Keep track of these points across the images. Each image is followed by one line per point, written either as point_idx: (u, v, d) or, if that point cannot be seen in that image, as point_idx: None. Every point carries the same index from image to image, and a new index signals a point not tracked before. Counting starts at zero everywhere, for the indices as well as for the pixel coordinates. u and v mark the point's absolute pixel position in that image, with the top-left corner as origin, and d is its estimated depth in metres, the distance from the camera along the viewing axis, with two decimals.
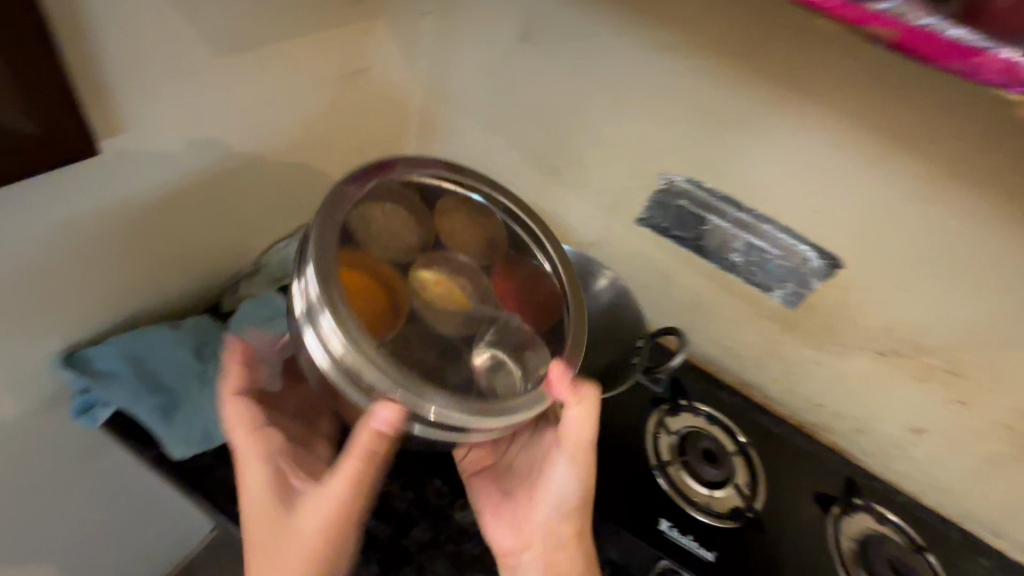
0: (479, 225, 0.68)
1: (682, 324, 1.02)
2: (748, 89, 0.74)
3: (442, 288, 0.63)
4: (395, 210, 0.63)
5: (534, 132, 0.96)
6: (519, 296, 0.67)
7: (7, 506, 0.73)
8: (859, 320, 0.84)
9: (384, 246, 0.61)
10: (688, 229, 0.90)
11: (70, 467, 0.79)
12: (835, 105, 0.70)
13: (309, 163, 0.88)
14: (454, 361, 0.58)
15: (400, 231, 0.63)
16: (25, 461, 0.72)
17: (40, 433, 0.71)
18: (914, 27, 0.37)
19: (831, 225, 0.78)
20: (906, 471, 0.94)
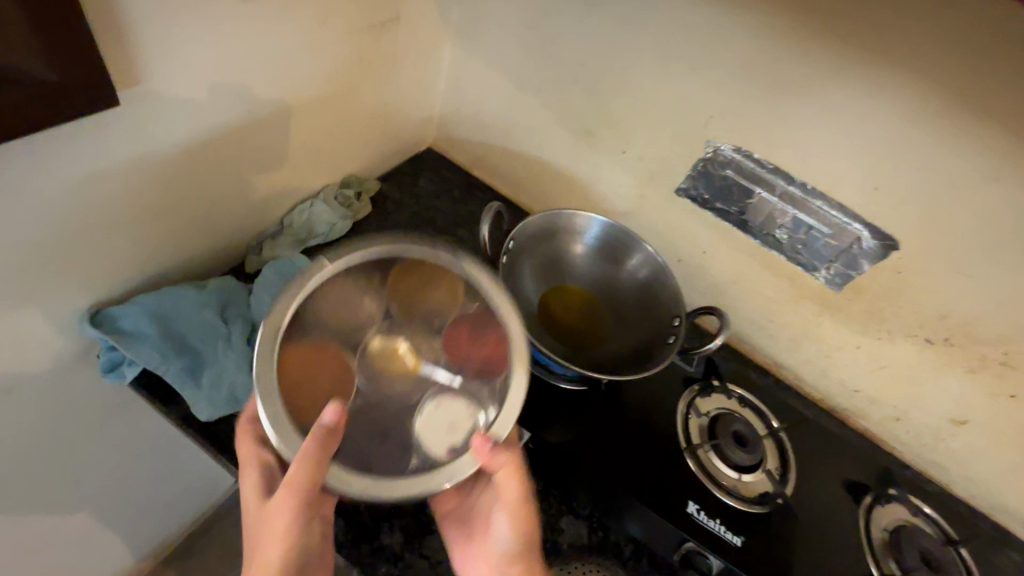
0: (436, 285, 0.58)
1: (715, 301, 0.98)
2: (813, 48, 0.68)
3: (396, 359, 0.56)
4: (343, 286, 0.56)
5: (570, 92, 0.91)
6: (475, 354, 0.57)
7: (42, 456, 0.75)
8: (909, 303, 0.79)
9: (334, 331, 0.55)
10: (731, 202, 0.85)
11: (101, 420, 0.80)
12: (911, 68, 0.63)
13: (335, 119, 0.85)
14: (389, 439, 0.53)
15: (349, 309, 0.56)
16: (58, 414, 0.73)
17: (71, 388, 0.72)
18: None
19: (891, 202, 0.73)
20: (941, 461, 0.90)
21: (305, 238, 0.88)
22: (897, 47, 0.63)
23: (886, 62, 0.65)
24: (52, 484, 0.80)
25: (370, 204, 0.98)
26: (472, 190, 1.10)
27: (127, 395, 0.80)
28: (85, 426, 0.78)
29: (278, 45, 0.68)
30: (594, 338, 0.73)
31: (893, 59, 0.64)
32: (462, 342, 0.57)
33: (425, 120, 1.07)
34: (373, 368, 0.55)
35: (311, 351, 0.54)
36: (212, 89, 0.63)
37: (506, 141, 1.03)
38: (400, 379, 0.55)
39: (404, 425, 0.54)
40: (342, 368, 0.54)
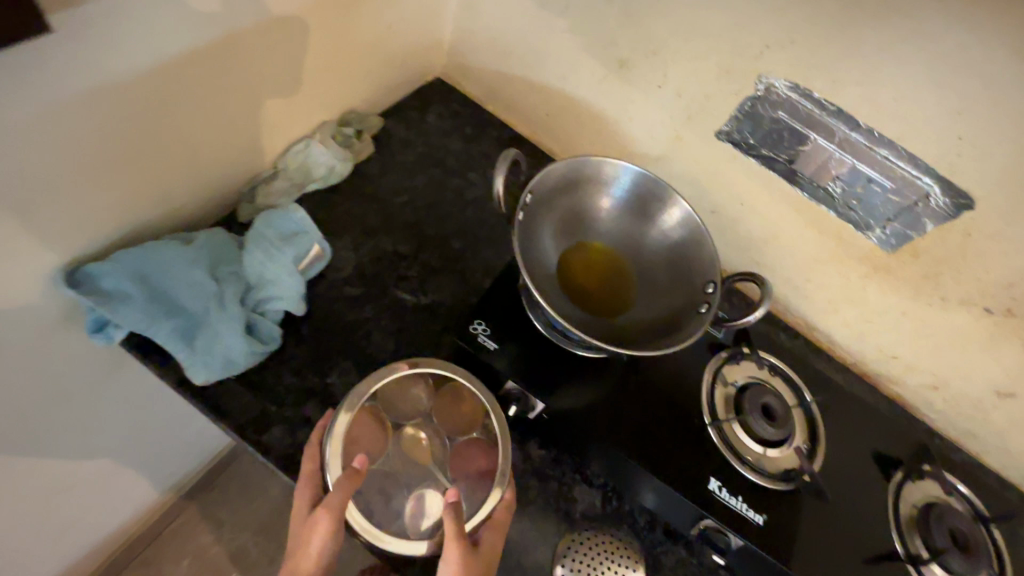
0: (472, 411, 0.67)
1: (749, 258, 0.89)
2: None
3: (416, 447, 0.65)
4: (400, 384, 0.67)
5: (603, 12, 0.78)
6: (473, 468, 0.64)
7: (36, 428, 0.71)
8: (973, 268, 0.71)
9: (393, 412, 0.66)
10: (781, 148, 0.74)
11: (92, 389, 0.76)
12: None
13: (332, 46, 0.75)
14: (389, 507, 0.61)
15: (400, 402, 0.66)
16: (48, 388, 0.69)
17: (57, 361, 0.67)
18: None
19: (972, 153, 0.63)
20: (975, 432, 0.86)
21: (301, 184, 0.81)
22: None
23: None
24: (60, 443, 0.78)
25: (372, 145, 0.89)
26: (484, 127, 0.99)
27: (114, 364, 0.76)
28: (84, 390, 0.74)
29: None
30: (617, 305, 0.66)
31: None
32: (466, 455, 0.65)
33: (432, 46, 0.95)
34: (398, 449, 0.64)
35: (370, 422, 0.64)
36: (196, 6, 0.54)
37: (523, 71, 0.91)
38: (413, 464, 0.63)
39: (403, 501, 0.61)
40: (380, 441, 0.63)
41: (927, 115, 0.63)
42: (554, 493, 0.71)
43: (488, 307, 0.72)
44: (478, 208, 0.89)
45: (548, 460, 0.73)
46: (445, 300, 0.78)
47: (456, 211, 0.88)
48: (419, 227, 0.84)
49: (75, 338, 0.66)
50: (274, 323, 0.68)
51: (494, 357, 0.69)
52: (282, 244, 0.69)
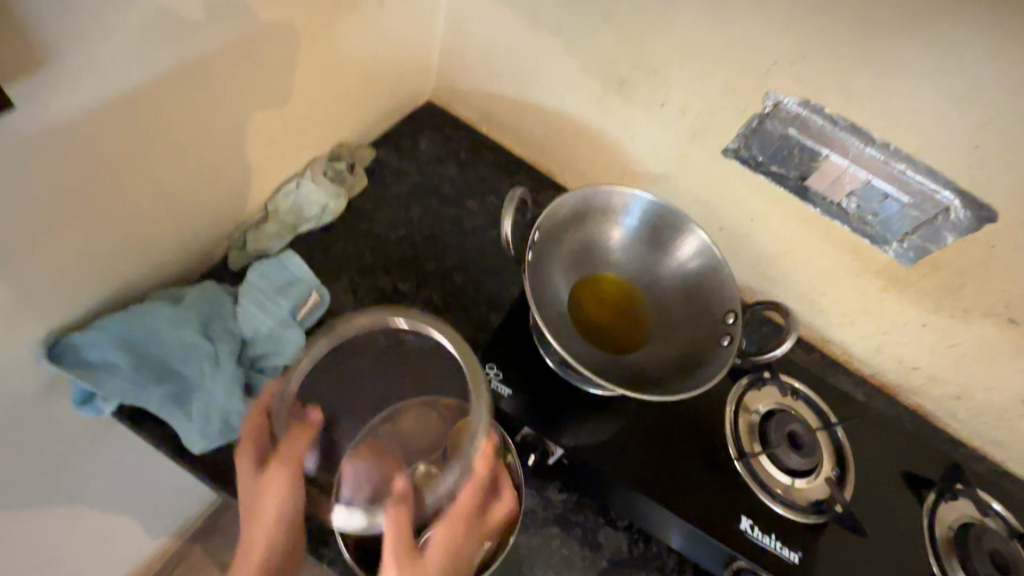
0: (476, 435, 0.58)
1: (761, 273, 0.87)
2: None
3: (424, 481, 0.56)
4: (417, 418, 0.63)
5: (598, 31, 0.75)
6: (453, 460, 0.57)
7: (26, 514, 0.67)
8: (997, 279, 0.68)
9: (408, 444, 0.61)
10: (791, 165, 0.72)
11: (83, 467, 0.71)
12: None
13: (314, 80, 0.71)
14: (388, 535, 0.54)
15: (417, 435, 0.62)
16: (36, 471, 0.64)
17: (45, 441, 0.62)
18: None
19: (991, 168, 0.61)
20: (1000, 440, 0.84)
21: (294, 225, 0.78)
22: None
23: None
24: (52, 526, 0.72)
25: (365, 178, 0.86)
26: (479, 150, 0.96)
27: (105, 439, 0.71)
28: (75, 466, 0.70)
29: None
30: (633, 337, 0.63)
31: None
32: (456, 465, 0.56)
33: (421, 70, 0.91)
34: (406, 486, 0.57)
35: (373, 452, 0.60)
36: (169, 53, 0.51)
37: (517, 91, 0.88)
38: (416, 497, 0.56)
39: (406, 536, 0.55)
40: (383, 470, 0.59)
41: (941, 130, 0.61)
42: (578, 540, 0.68)
43: (498, 348, 0.69)
44: (479, 238, 0.86)
45: (571, 504, 0.70)
46: None
47: (457, 242, 0.85)
48: (420, 262, 0.81)
49: (62, 409, 0.62)
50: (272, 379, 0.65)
51: (509, 404, 0.66)
52: (280, 294, 0.67)
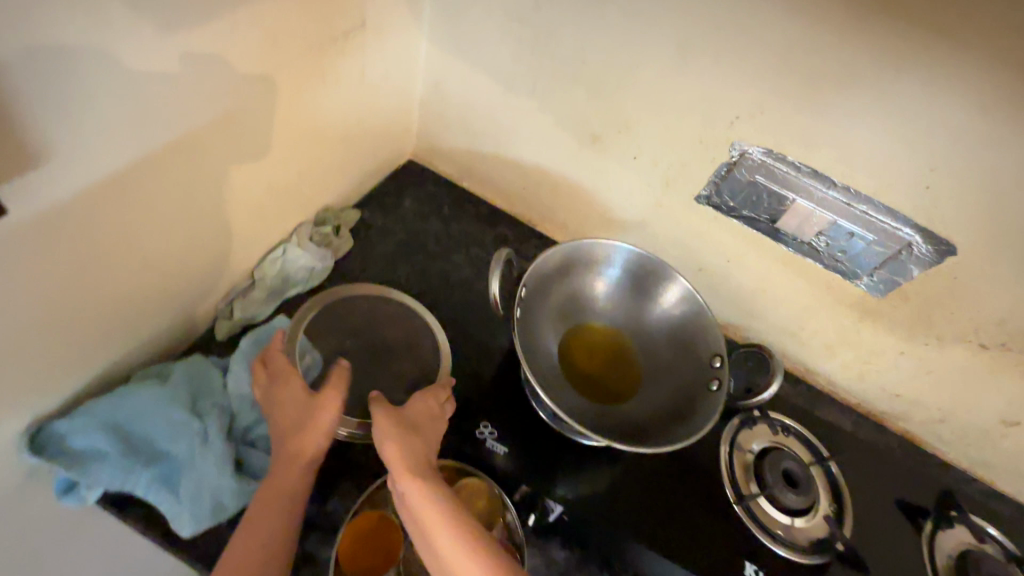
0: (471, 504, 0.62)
1: (743, 310, 0.89)
2: (862, 35, 0.58)
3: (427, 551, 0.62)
4: None
5: (570, 93, 0.79)
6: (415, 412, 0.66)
7: None
8: (964, 309, 0.72)
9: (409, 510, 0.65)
10: (761, 209, 0.75)
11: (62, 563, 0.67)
12: (969, 53, 0.55)
13: (297, 151, 0.73)
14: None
15: None
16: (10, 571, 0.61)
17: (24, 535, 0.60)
18: None
19: (947, 208, 0.64)
20: (987, 461, 0.86)
21: (281, 291, 0.79)
22: (964, 26, 0.54)
23: (949, 45, 0.55)
24: None
25: (351, 239, 0.87)
26: (461, 205, 0.98)
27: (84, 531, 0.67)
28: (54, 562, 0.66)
29: (223, 86, 0.56)
30: (626, 383, 0.65)
31: (957, 43, 0.55)
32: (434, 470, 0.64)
33: (402, 131, 0.94)
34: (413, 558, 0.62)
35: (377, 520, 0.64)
36: (156, 137, 0.53)
37: (495, 147, 0.91)
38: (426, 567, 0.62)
39: None
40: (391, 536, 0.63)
41: (897, 174, 0.65)
42: None
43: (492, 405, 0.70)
44: (466, 291, 0.87)
45: None
46: None
47: (444, 297, 0.86)
48: None
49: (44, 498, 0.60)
50: (265, 452, 0.64)
51: (505, 460, 0.67)
52: None
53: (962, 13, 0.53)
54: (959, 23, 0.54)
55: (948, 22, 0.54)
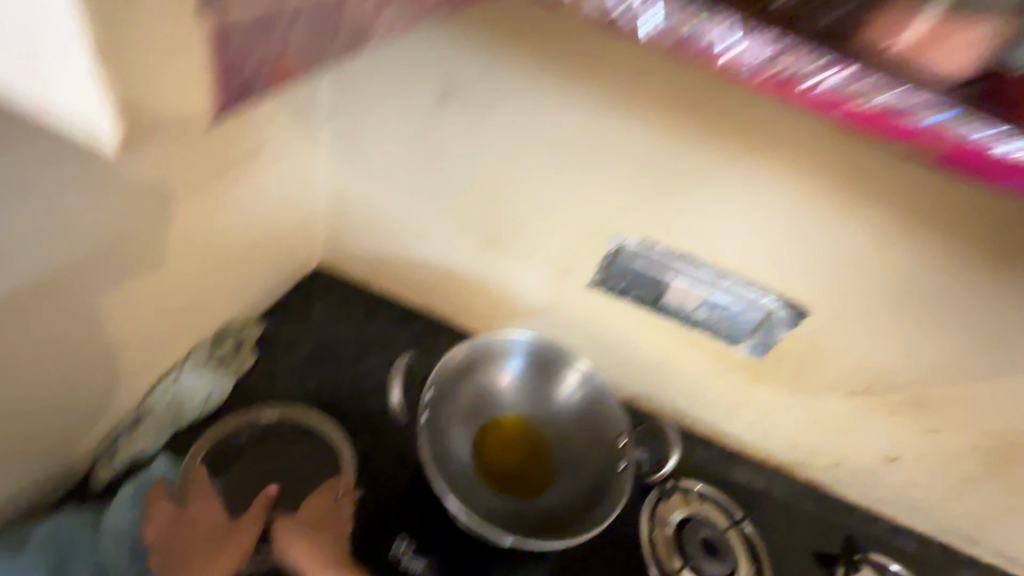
0: None
1: (651, 381, 0.95)
2: (707, 154, 0.65)
3: None
4: None
5: (464, 201, 0.84)
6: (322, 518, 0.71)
7: None
8: (830, 364, 0.81)
9: None
10: (646, 290, 0.83)
11: None
12: (799, 166, 0.63)
13: (188, 279, 0.72)
14: None
15: None
16: None
17: None
18: (876, 112, 0.30)
19: (797, 283, 0.74)
20: (885, 499, 0.93)
21: (173, 422, 0.76)
22: (794, 142, 0.62)
23: (784, 159, 0.63)
24: None
25: (254, 353, 0.86)
26: (374, 307, 0.99)
27: None
28: None
29: (98, 237, 0.55)
30: (543, 470, 0.67)
31: (789, 157, 0.63)
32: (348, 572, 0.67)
33: (308, 240, 0.95)
34: None
35: None
36: (11, 293, 0.50)
37: (402, 251, 0.94)
38: None
39: None
40: None
41: (750, 259, 0.74)
42: None
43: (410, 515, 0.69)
44: (381, 396, 0.86)
45: None
46: (361, 512, 0.73)
47: (358, 405, 0.85)
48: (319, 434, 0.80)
49: None
50: None
51: None
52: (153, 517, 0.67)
53: (795, 132, 0.61)
54: (797, 136, 0.61)
55: (783, 140, 0.62)
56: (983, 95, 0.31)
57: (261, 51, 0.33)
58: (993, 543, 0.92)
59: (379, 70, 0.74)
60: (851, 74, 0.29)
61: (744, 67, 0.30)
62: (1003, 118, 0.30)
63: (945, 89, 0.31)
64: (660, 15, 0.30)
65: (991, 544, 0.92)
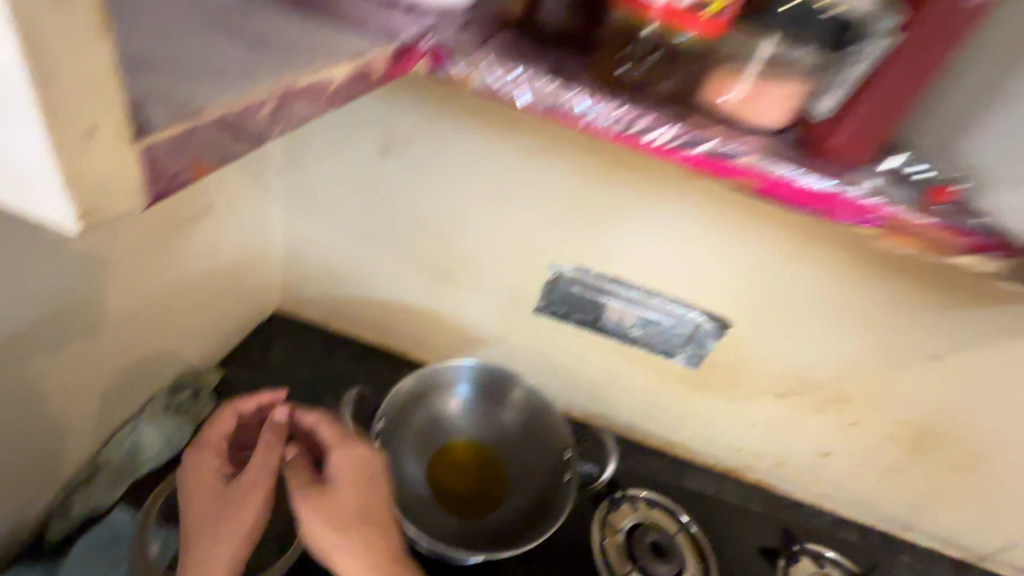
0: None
1: (601, 399, 1.01)
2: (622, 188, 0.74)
3: None
4: None
5: (412, 241, 0.90)
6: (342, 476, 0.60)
7: None
8: (757, 369, 0.89)
9: None
10: (586, 312, 0.89)
11: None
12: (701, 194, 0.72)
13: (146, 330, 0.75)
14: None
15: None
16: None
17: None
18: (712, 157, 0.38)
19: (717, 297, 0.82)
20: (825, 493, 1.00)
21: (130, 473, 0.76)
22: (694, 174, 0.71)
23: (688, 189, 0.72)
24: None
25: (213, 401, 0.87)
26: (332, 347, 1.03)
27: None
28: None
29: (58, 294, 0.58)
30: (497, 487, 0.71)
31: (692, 187, 0.72)
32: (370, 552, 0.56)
33: (264, 287, 0.99)
34: None
35: None
36: None
37: (357, 291, 0.99)
38: None
39: None
40: None
41: (673, 278, 0.82)
42: None
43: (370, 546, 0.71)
44: None
45: None
46: None
47: None
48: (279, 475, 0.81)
49: None
50: None
51: None
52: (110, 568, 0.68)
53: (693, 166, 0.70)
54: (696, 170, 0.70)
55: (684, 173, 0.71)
56: (799, 147, 0.41)
57: (189, 153, 0.28)
58: (927, 527, 0.99)
59: (325, 126, 0.81)
60: (676, 132, 0.38)
61: (599, 127, 0.39)
62: (808, 164, 0.40)
63: (768, 145, 0.41)
64: (528, 90, 0.39)
65: (924, 528, 0.99)
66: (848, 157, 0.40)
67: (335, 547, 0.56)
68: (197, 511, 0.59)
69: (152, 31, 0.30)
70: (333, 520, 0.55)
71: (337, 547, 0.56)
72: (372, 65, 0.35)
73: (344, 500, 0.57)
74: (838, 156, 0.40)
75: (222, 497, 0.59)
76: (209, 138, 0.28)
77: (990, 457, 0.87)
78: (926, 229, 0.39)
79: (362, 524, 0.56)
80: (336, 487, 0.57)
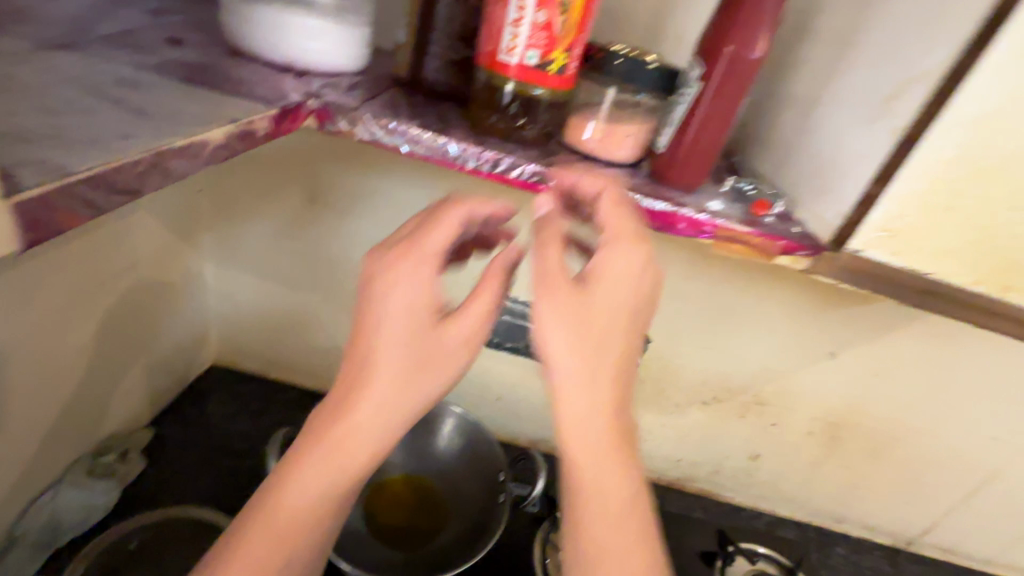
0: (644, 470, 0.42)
1: (543, 424, 1.04)
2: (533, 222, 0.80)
3: None
4: None
5: (345, 284, 0.93)
6: None
7: None
8: (681, 380, 0.94)
9: None
10: (519, 338, 0.91)
11: None
12: None
13: (71, 391, 0.73)
14: None
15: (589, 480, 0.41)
16: None
17: None
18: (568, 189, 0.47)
19: None
20: (762, 494, 1.05)
21: (50, 541, 0.72)
22: None
23: None
24: None
25: (143, 460, 0.86)
26: (271, 397, 1.02)
27: None
28: None
29: None
30: (437, 519, 0.74)
31: None
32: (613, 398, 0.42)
33: (199, 341, 0.99)
34: None
35: None
36: None
37: (295, 338, 1.00)
38: None
39: None
40: None
41: None
42: None
43: None
44: None
45: None
46: None
47: None
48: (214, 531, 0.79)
49: None
50: None
51: None
52: None
53: None
54: None
55: None
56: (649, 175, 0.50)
57: (64, 206, 0.29)
58: (856, 518, 1.05)
59: (253, 180, 0.85)
60: (534, 170, 0.46)
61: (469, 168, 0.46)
62: (653, 189, 0.48)
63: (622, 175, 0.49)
64: (406, 140, 0.46)
65: (854, 519, 1.05)
66: (688, 178, 0.48)
67: (574, 379, 0.40)
68: (393, 346, 0.41)
69: (40, 105, 0.33)
70: (600, 341, 0.39)
71: (587, 374, 0.39)
72: (253, 126, 0.40)
73: (597, 324, 0.39)
74: (680, 178, 0.48)
75: (424, 332, 0.42)
76: (80, 195, 0.29)
77: (893, 441, 0.95)
78: (745, 236, 0.49)
79: (603, 366, 0.40)
80: (610, 296, 0.40)
